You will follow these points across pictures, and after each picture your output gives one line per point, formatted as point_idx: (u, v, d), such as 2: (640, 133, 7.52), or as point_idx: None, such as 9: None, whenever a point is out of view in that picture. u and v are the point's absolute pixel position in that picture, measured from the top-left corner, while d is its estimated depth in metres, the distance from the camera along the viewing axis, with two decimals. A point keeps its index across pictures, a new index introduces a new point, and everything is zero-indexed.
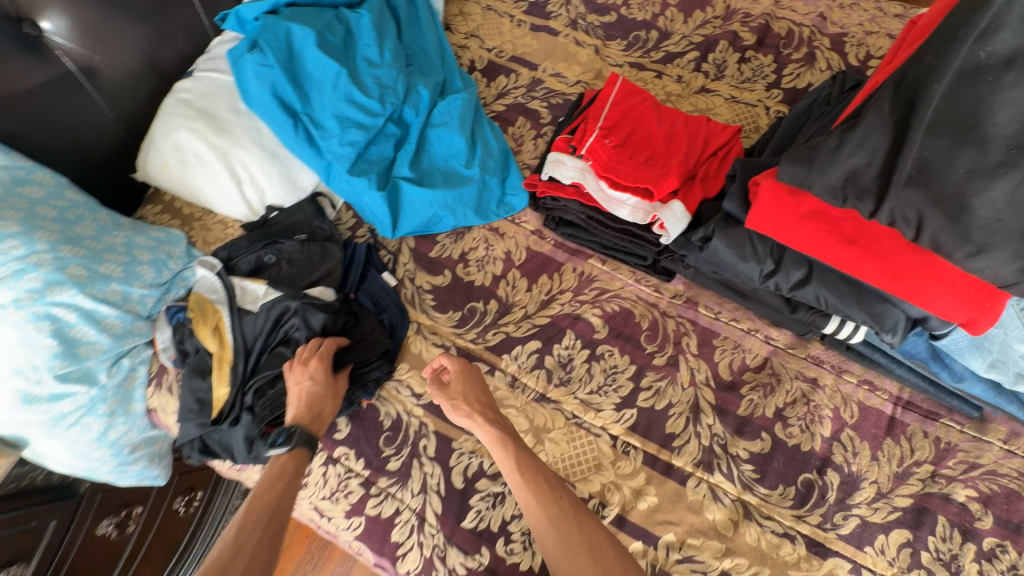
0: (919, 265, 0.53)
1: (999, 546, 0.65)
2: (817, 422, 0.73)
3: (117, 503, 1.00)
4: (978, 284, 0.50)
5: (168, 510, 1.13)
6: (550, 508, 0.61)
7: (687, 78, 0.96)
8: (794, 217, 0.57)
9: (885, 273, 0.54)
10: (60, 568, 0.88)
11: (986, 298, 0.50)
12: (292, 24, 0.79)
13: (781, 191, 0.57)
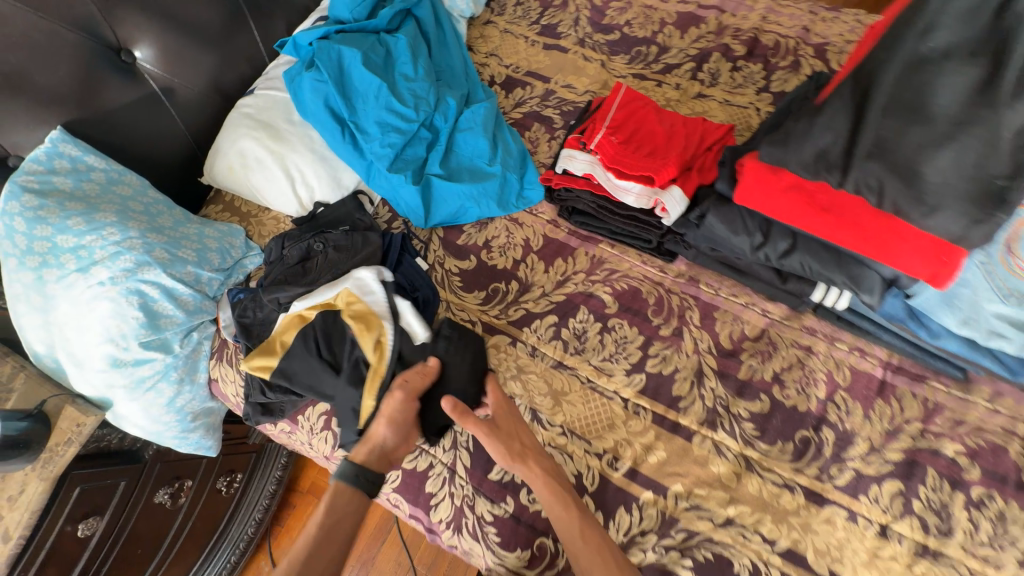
0: (885, 228, 0.61)
1: (988, 496, 0.70)
2: (812, 385, 0.80)
3: (172, 474, 1.11)
4: (935, 241, 0.58)
5: (212, 489, 1.26)
6: None
7: (685, 85, 1.07)
8: (776, 191, 0.66)
9: (856, 236, 0.63)
10: (123, 530, 1.00)
11: (944, 254, 0.58)
12: (341, 46, 0.92)
13: (764, 170, 0.66)
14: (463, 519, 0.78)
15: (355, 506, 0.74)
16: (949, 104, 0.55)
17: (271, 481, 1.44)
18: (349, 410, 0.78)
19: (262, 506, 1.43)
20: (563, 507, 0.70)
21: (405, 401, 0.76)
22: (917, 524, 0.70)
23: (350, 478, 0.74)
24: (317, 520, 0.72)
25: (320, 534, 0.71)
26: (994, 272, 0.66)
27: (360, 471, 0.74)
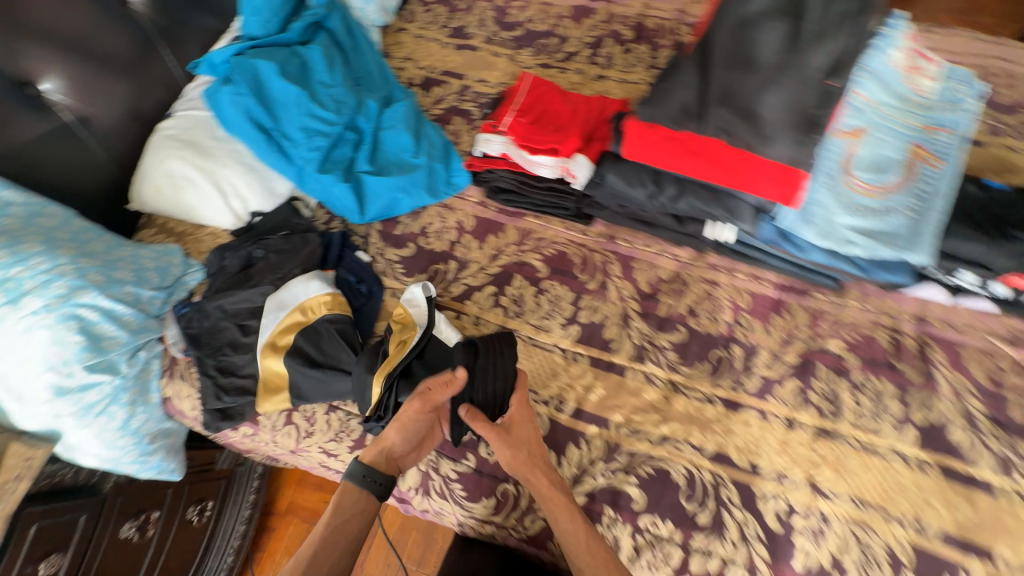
0: (742, 161, 0.72)
1: (867, 378, 0.83)
2: (720, 311, 0.91)
3: (136, 508, 1.09)
4: (779, 166, 0.70)
5: (183, 520, 1.24)
6: None
7: (585, 69, 1.19)
8: (654, 143, 0.76)
9: (722, 171, 0.74)
10: (89, 569, 0.98)
11: (788, 175, 0.70)
12: (256, 60, 0.97)
13: (642, 126, 0.77)
14: (430, 482, 0.83)
15: (364, 507, 0.72)
16: (766, 56, 0.71)
17: (246, 508, 1.45)
18: (363, 398, 0.79)
19: (238, 533, 1.42)
20: (573, 527, 0.70)
21: (422, 410, 0.75)
22: (815, 411, 0.82)
23: (359, 478, 0.72)
24: (324, 521, 0.69)
25: (327, 535, 0.69)
26: (840, 191, 0.80)
27: (368, 473, 0.72)
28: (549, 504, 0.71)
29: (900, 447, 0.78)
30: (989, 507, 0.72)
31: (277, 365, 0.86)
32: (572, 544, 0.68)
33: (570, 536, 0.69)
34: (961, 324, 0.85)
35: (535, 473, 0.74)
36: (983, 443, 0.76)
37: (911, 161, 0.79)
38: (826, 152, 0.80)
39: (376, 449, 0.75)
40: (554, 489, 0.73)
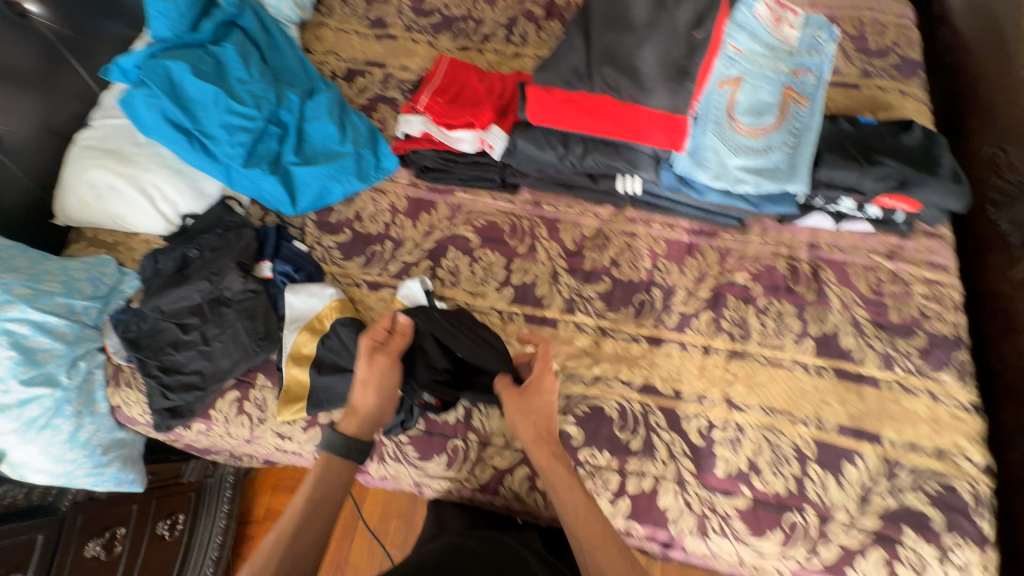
0: (633, 114, 0.80)
1: (769, 302, 0.92)
2: (640, 259, 0.99)
3: (101, 525, 1.07)
4: (663, 115, 0.79)
5: (154, 535, 1.19)
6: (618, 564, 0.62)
7: (502, 49, 1.24)
8: (553, 105, 0.83)
9: (615, 126, 0.81)
10: None
11: (673, 122, 0.79)
12: (167, 62, 0.97)
13: (542, 91, 0.83)
14: (384, 448, 0.88)
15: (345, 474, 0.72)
16: (640, 16, 0.79)
17: (221, 518, 1.36)
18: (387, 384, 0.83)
19: (216, 544, 1.34)
20: (574, 497, 0.68)
21: (392, 364, 0.77)
22: (727, 336, 0.90)
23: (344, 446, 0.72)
24: (303, 493, 0.68)
25: (308, 506, 0.67)
26: (727, 136, 0.88)
27: (350, 444, 0.72)
28: (554, 478, 0.70)
29: (799, 358, 0.87)
30: (874, 398, 0.83)
31: (301, 373, 0.89)
32: (572, 519, 0.67)
33: (574, 501, 0.68)
34: (846, 246, 0.96)
35: (543, 448, 0.72)
36: (868, 345, 0.87)
37: (784, 103, 0.88)
38: (711, 102, 0.88)
39: (353, 417, 0.75)
40: (554, 462, 0.71)
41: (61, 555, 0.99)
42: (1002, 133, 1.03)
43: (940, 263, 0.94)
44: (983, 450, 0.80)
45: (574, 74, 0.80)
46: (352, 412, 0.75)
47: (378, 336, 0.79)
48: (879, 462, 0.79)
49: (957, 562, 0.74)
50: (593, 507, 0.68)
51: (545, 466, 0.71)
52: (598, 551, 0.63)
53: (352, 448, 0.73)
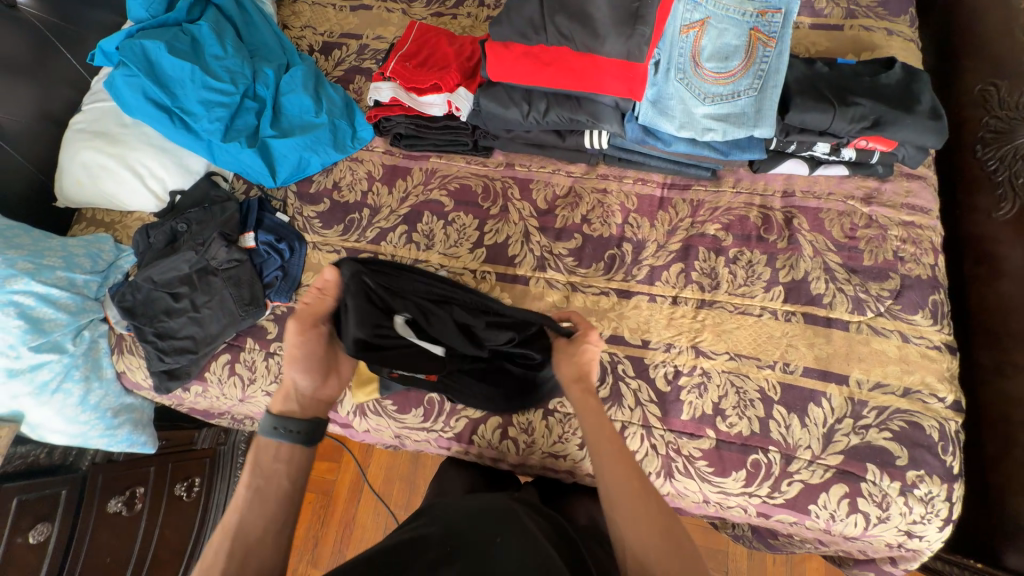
0: (589, 65, 0.81)
1: (740, 252, 0.92)
2: (611, 216, 0.99)
3: (121, 483, 1.11)
4: (620, 63, 0.79)
5: (173, 496, 1.24)
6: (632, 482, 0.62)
7: (476, 12, 1.23)
8: (510, 59, 0.83)
9: (573, 77, 0.82)
10: (79, 548, 1.00)
11: (630, 71, 0.80)
12: (143, 40, 1.00)
13: (498, 46, 0.84)
14: (365, 403, 0.92)
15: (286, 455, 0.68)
16: None
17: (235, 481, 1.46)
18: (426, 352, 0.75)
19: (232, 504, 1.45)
20: (604, 435, 0.67)
21: (302, 333, 0.72)
22: (697, 287, 0.91)
23: (277, 423, 0.68)
24: (244, 481, 0.65)
25: (251, 495, 0.64)
26: (692, 83, 0.87)
27: (280, 423, 0.68)
28: (588, 414, 0.69)
29: (768, 305, 0.88)
30: (841, 341, 0.84)
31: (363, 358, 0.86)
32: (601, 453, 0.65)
33: (604, 433, 0.67)
34: (821, 192, 0.95)
35: (580, 384, 0.71)
36: (838, 290, 0.86)
37: (751, 44, 0.86)
38: (675, 48, 0.87)
39: (281, 396, 0.71)
40: (587, 397, 0.70)
41: (83, 511, 1.03)
42: (993, 67, 0.98)
43: (919, 205, 0.91)
44: (954, 390, 0.81)
45: (529, 26, 0.79)
46: (279, 394, 0.71)
47: (306, 297, 0.73)
48: (844, 403, 0.80)
49: (919, 496, 0.76)
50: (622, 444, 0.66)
51: (582, 403, 0.70)
52: (622, 485, 0.62)
53: (284, 427, 0.68)
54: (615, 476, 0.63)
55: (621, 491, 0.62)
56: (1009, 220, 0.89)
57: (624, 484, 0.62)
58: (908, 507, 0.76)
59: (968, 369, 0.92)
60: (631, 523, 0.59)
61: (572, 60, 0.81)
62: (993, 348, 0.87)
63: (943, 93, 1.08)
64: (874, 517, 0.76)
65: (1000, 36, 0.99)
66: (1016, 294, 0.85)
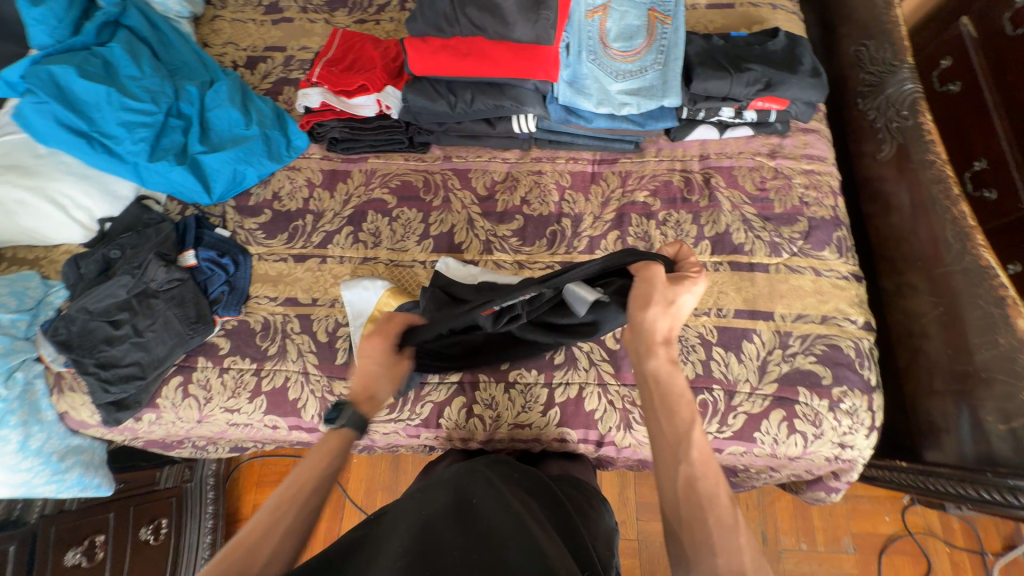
0: (505, 51, 0.89)
1: (668, 215, 0.99)
2: (548, 195, 1.04)
3: (79, 533, 1.04)
4: (532, 47, 0.88)
5: (137, 542, 1.15)
6: (683, 417, 0.60)
7: (398, 17, 1.26)
8: (431, 53, 0.90)
9: (491, 64, 0.89)
10: None
11: (543, 54, 0.88)
12: (49, 66, 0.96)
13: (417, 43, 0.91)
14: (329, 403, 0.93)
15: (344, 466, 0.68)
16: None
17: (208, 522, 1.32)
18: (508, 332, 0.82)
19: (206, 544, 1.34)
20: (679, 405, 0.61)
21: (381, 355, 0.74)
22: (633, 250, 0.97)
23: (357, 429, 0.69)
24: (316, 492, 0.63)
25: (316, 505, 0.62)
26: (604, 63, 0.94)
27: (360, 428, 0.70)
28: (660, 387, 0.63)
29: (698, 259, 0.95)
30: (764, 282, 0.92)
31: None
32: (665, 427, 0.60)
33: (677, 412, 0.60)
34: (732, 152, 1.04)
35: (655, 354, 0.64)
36: (756, 237, 0.95)
37: (650, 24, 0.95)
38: (583, 31, 0.94)
39: (367, 399, 0.72)
40: (676, 371, 0.63)
41: (38, 565, 0.96)
42: (862, 31, 1.12)
43: (816, 154, 1.02)
44: (863, 312, 0.90)
45: (441, 19, 0.87)
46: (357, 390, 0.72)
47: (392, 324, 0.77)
48: (772, 336, 0.88)
49: (845, 409, 0.84)
50: (694, 417, 0.60)
51: (654, 376, 0.63)
52: (691, 460, 0.57)
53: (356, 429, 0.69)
54: (686, 455, 0.57)
55: (689, 467, 0.57)
56: (890, 160, 1.01)
57: (698, 461, 0.57)
58: (838, 420, 0.84)
59: (876, 296, 1.03)
60: (696, 473, 0.57)
61: (487, 50, 0.89)
62: (893, 273, 0.98)
63: (828, 57, 1.21)
64: (810, 434, 0.84)
65: (864, 4, 1.13)
66: (904, 223, 0.97)
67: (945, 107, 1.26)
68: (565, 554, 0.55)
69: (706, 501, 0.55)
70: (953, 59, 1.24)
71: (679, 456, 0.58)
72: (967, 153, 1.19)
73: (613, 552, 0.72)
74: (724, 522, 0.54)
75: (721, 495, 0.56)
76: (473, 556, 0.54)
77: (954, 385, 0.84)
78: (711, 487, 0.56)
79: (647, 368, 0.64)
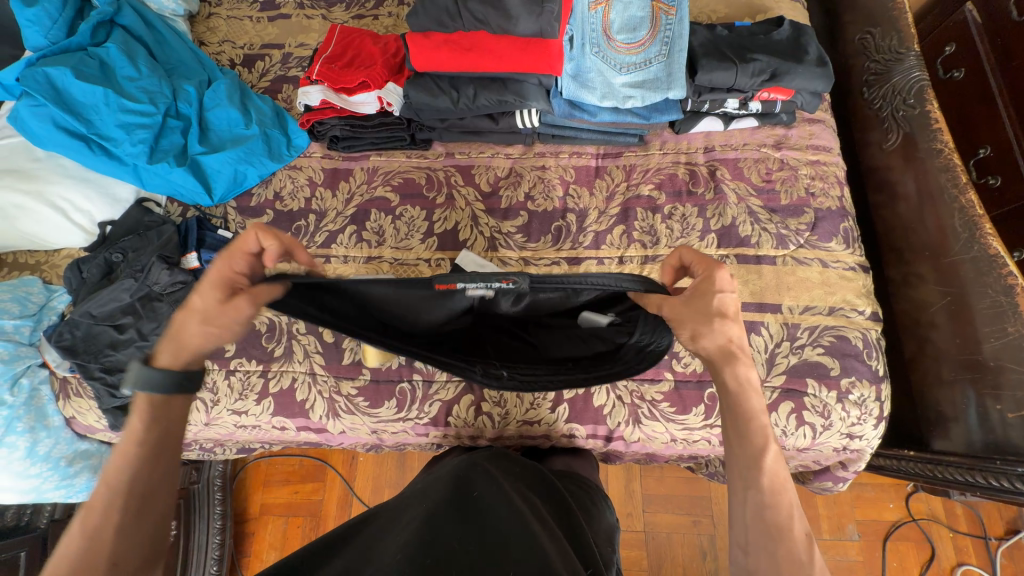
0: (507, 45, 0.87)
1: (674, 208, 0.98)
2: (552, 190, 1.03)
3: None
4: (536, 41, 0.87)
5: None
6: (755, 441, 0.55)
7: (396, 11, 1.24)
8: (433, 49, 0.89)
9: (493, 59, 0.88)
10: None
11: (547, 48, 0.87)
12: (45, 67, 0.95)
13: (419, 38, 0.89)
14: (336, 403, 0.93)
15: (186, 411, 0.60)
16: None
17: (216, 520, 1.33)
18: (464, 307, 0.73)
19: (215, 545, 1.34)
20: (756, 427, 0.56)
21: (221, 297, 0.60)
22: (639, 245, 0.97)
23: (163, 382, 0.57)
24: (139, 439, 0.55)
25: (149, 455, 0.55)
26: (608, 56, 0.93)
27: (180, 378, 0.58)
28: (739, 408, 0.57)
29: (705, 252, 0.95)
30: (771, 275, 0.92)
31: None
32: (738, 450, 0.56)
33: (747, 436, 0.56)
34: (737, 144, 1.03)
35: (733, 368, 0.59)
36: (763, 230, 0.95)
37: (654, 15, 0.94)
38: (587, 24, 0.93)
39: (173, 348, 0.59)
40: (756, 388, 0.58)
41: None
42: (867, 18, 1.11)
43: (822, 145, 1.01)
44: (871, 302, 0.90)
45: (444, 15, 0.86)
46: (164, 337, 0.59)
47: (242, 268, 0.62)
48: (780, 328, 0.88)
49: (854, 400, 0.84)
50: (772, 441, 0.56)
51: (733, 395, 0.58)
52: (760, 486, 0.53)
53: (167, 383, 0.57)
54: (756, 480, 0.53)
55: (757, 494, 0.53)
56: (896, 149, 1.01)
57: (767, 490, 0.53)
58: (847, 411, 0.84)
59: (882, 286, 1.03)
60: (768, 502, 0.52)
61: (489, 44, 0.88)
62: (900, 263, 0.98)
63: (832, 46, 1.20)
64: (819, 426, 0.84)
65: None
66: (911, 213, 0.96)
67: (949, 94, 1.25)
68: (564, 547, 0.57)
69: (777, 534, 0.51)
70: (958, 45, 1.23)
71: (749, 482, 0.54)
72: (972, 141, 1.18)
73: (614, 548, 0.74)
74: (792, 558, 0.50)
75: (795, 530, 0.51)
76: (473, 539, 0.57)
77: (963, 374, 0.84)
78: (779, 518, 0.52)
79: (724, 380, 0.59)
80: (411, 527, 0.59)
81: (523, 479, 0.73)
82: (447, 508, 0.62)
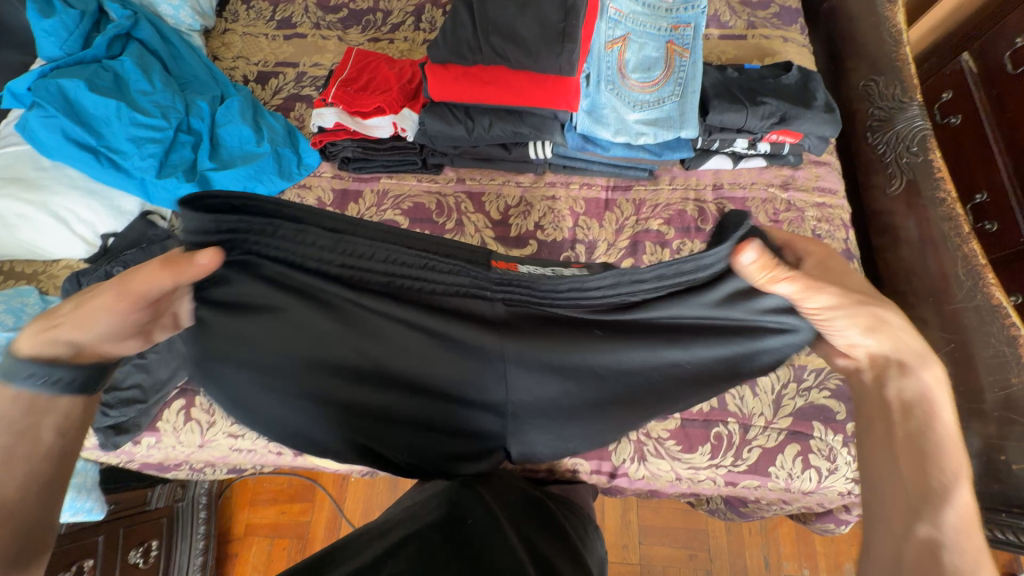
0: (524, 80, 0.89)
1: (682, 243, 0.99)
2: (563, 221, 1.03)
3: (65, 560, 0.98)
4: (553, 78, 0.89)
5: (126, 565, 1.10)
6: (926, 469, 0.47)
7: (412, 36, 1.26)
8: (452, 78, 0.91)
9: (511, 93, 0.90)
10: None
11: (565, 85, 0.89)
12: (59, 79, 0.95)
13: (438, 68, 0.91)
14: None
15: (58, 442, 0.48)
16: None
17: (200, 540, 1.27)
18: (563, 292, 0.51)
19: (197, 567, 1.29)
20: (929, 454, 0.48)
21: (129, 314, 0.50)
22: None
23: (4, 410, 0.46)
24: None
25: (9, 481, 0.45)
26: (622, 93, 0.95)
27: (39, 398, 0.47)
28: (896, 434, 0.51)
29: None
30: None
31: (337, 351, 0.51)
32: (879, 418, 0.53)
33: (909, 465, 0.48)
34: (745, 182, 1.05)
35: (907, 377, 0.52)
36: None
37: (668, 56, 0.96)
38: (603, 62, 0.95)
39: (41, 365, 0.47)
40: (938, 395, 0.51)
41: None
42: (871, 66, 1.14)
43: (827, 187, 1.03)
44: None
45: (464, 46, 0.88)
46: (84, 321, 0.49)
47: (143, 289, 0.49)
48: (787, 369, 0.90)
49: None
50: (954, 471, 0.47)
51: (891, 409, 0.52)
52: (928, 520, 0.44)
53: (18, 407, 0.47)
54: (927, 515, 0.45)
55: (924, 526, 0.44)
56: (899, 195, 1.03)
57: (950, 533, 0.43)
58: (851, 455, 0.84)
59: None
60: (930, 544, 0.43)
61: (507, 78, 0.90)
62: (904, 306, 1.00)
63: (837, 88, 1.23)
64: (825, 470, 0.84)
65: (873, 40, 1.15)
66: (914, 256, 0.98)
67: (947, 139, 1.29)
68: None
69: None
70: (954, 92, 1.27)
71: (918, 516, 0.45)
72: (969, 185, 1.21)
73: None
74: None
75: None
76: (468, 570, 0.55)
77: (968, 422, 0.85)
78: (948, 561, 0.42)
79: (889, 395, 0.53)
80: (403, 555, 0.56)
81: (516, 507, 0.73)
82: (441, 536, 0.61)
